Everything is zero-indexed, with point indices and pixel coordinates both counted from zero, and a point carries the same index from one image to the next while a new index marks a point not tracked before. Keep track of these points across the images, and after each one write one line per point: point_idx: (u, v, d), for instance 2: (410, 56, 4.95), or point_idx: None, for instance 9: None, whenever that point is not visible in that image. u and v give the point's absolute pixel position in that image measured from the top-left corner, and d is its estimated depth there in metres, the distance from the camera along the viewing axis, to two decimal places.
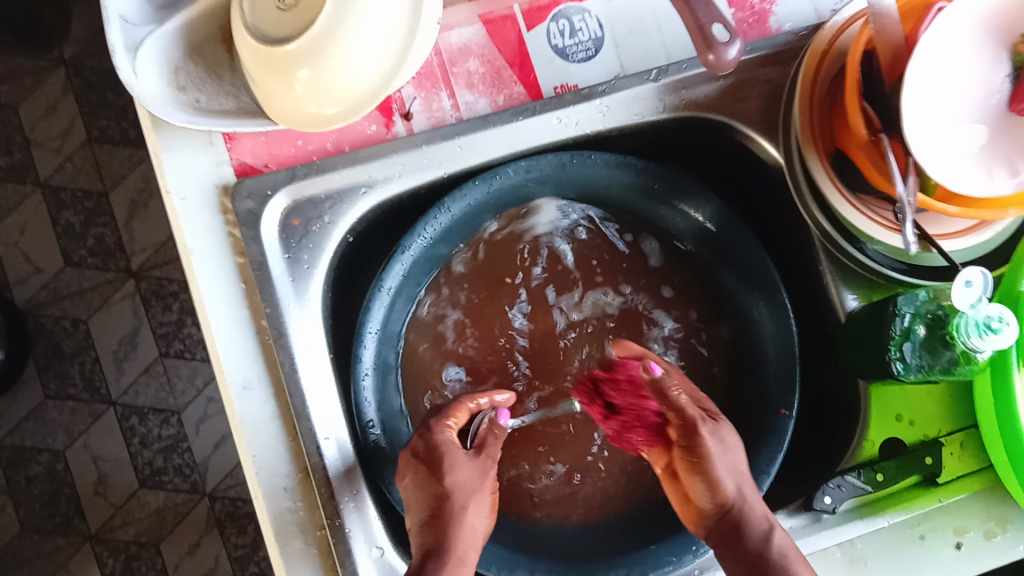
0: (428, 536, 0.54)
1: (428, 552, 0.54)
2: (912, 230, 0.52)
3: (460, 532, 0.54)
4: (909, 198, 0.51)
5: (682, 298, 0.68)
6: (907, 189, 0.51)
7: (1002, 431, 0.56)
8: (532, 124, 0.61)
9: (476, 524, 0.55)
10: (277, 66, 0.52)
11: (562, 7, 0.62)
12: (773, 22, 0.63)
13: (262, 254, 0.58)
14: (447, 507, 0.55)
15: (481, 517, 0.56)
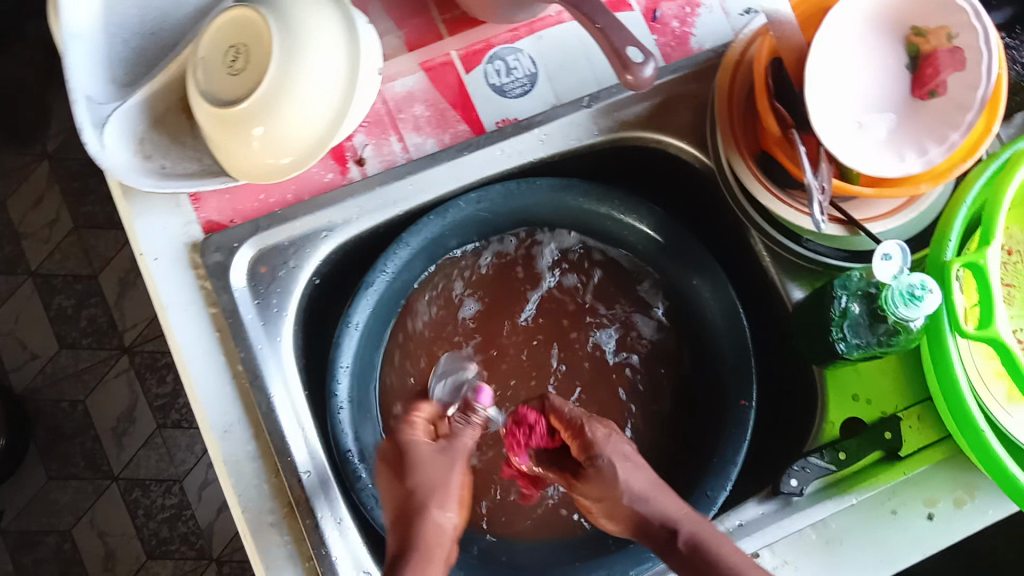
0: (397, 537, 0.54)
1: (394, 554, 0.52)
2: (821, 210, 0.56)
3: (425, 530, 0.53)
4: (822, 186, 0.56)
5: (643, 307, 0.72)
6: (820, 176, 0.56)
7: (947, 395, 0.60)
8: (476, 157, 0.65)
9: (442, 523, 0.54)
10: (233, 126, 0.57)
11: (496, 49, 0.67)
12: (694, 43, 0.68)
13: (233, 303, 0.61)
14: (414, 505, 0.55)
15: (447, 516, 0.55)
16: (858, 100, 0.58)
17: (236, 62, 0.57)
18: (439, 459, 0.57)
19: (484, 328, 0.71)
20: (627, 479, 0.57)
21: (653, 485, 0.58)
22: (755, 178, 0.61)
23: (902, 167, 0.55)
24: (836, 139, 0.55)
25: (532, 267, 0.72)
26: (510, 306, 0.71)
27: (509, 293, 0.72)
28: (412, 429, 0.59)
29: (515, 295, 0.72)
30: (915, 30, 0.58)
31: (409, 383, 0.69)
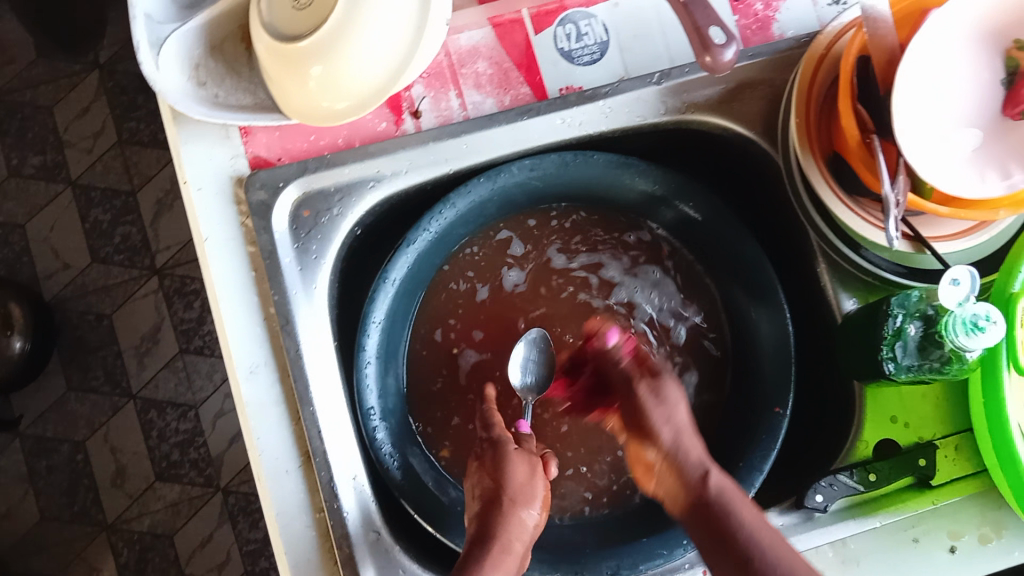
0: (477, 523, 0.52)
1: (474, 537, 0.51)
2: (896, 227, 0.53)
3: (509, 523, 0.51)
4: (898, 200, 0.53)
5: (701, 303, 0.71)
6: (896, 189, 0.53)
7: (991, 431, 0.57)
8: (535, 123, 0.63)
9: (525, 518, 0.52)
10: (292, 64, 0.55)
11: (569, 12, 0.64)
12: (776, 29, 0.64)
13: (273, 244, 0.60)
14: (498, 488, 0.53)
15: (531, 513, 0.53)
16: (952, 112, 0.54)
17: None
18: (523, 457, 0.56)
19: (513, 313, 0.69)
20: (674, 410, 0.56)
21: (680, 433, 0.56)
22: (824, 182, 0.58)
23: (986, 191, 0.52)
24: (919, 153, 0.52)
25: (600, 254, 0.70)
26: (544, 294, 0.69)
27: (542, 272, 0.70)
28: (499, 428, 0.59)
29: (546, 283, 0.70)
30: (1017, 43, 0.55)
31: (435, 343, 0.69)
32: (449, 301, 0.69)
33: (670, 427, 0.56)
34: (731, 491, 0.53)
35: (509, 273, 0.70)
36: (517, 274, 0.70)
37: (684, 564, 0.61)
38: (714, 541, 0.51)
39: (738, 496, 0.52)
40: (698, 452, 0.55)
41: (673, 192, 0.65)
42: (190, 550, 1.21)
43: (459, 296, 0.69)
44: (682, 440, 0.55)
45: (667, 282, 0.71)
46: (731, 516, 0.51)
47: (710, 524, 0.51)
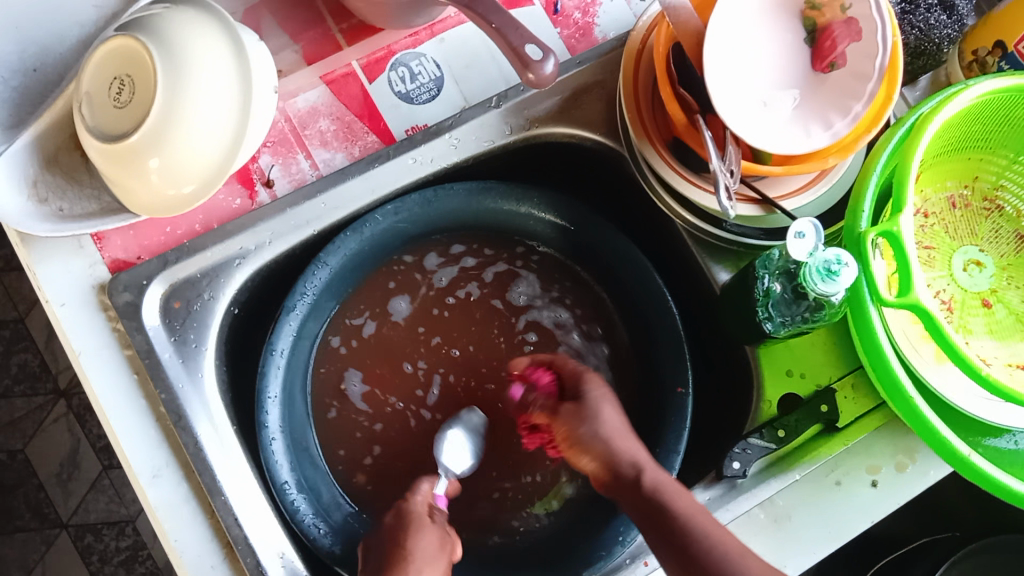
0: None
1: None
2: (726, 193, 0.55)
3: None
4: (731, 169, 0.56)
5: (586, 311, 0.72)
6: (727, 160, 0.55)
7: (874, 367, 0.60)
8: (387, 168, 0.64)
9: None
10: (128, 160, 0.55)
11: (398, 56, 0.66)
12: (598, 32, 0.68)
13: (148, 342, 0.59)
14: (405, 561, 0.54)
15: None
16: (766, 79, 0.57)
17: (122, 92, 0.55)
18: (433, 528, 0.58)
19: (409, 355, 0.69)
20: (605, 418, 0.57)
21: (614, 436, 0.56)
22: (670, 162, 0.60)
23: (811, 144, 0.55)
24: (742, 120, 0.55)
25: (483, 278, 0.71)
26: (427, 316, 0.70)
27: (429, 305, 0.70)
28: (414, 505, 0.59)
29: (429, 319, 0.70)
30: (809, 4, 0.58)
31: (338, 404, 0.67)
32: (343, 360, 0.68)
33: (600, 439, 0.56)
34: (674, 484, 0.54)
35: (396, 305, 0.70)
36: (403, 304, 0.70)
37: (625, 560, 0.61)
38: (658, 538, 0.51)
39: (680, 489, 0.53)
40: (630, 449, 0.56)
41: (536, 206, 0.67)
42: None
43: (355, 352, 0.68)
44: (614, 445, 0.56)
45: (558, 292, 0.72)
46: (673, 508, 0.52)
47: (659, 521, 0.52)
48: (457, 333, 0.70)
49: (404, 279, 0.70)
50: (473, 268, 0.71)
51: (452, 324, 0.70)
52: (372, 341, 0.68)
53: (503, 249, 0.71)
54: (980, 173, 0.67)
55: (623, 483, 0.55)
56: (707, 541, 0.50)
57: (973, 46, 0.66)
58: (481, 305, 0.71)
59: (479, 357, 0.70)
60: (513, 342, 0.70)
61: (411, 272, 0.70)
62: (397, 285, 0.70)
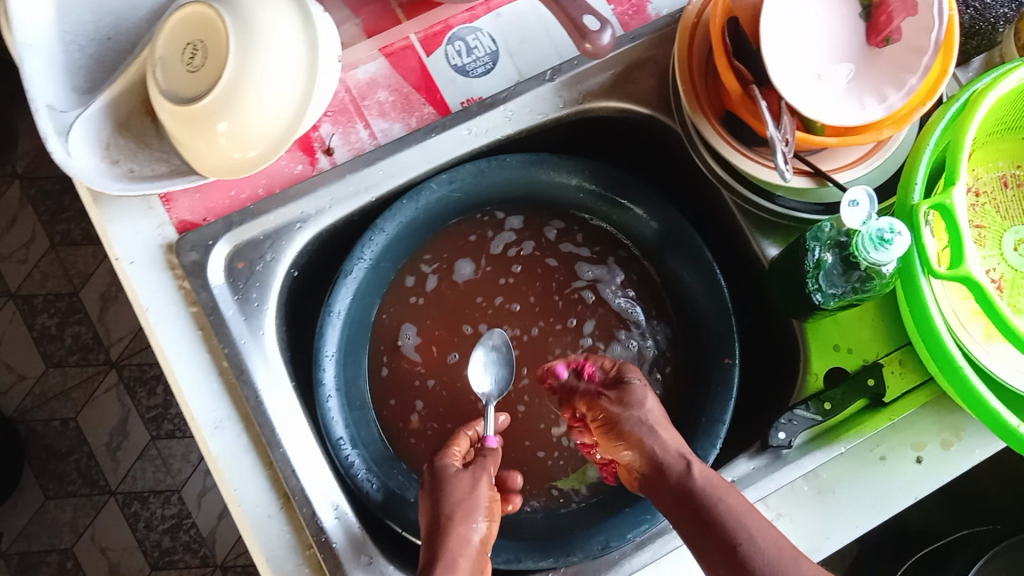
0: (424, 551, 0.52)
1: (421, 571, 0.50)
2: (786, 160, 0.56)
3: (450, 540, 0.51)
4: (786, 138, 0.56)
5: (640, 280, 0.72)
6: (783, 129, 0.56)
7: (922, 341, 0.60)
8: (444, 138, 0.66)
9: (467, 535, 0.52)
10: (198, 122, 0.57)
11: (455, 30, 0.68)
12: (652, 9, 0.70)
13: (213, 299, 0.61)
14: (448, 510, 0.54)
15: (471, 529, 0.53)
16: (821, 52, 0.58)
17: (194, 58, 0.57)
18: (466, 473, 0.57)
19: (459, 318, 0.70)
20: (649, 407, 0.57)
21: (655, 427, 0.55)
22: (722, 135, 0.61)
23: (864, 117, 0.56)
24: (797, 91, 0.55)
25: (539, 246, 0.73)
26: (485, 280, 0.71)
27: (485, 269, 0.72)
28: (450, 456, 0.59)
29: (482, 287, 0.71)
30: None
31: (390, 368, 0.69)
32: (395, 320, 0.70)
33: (643, 426, 0.55)
34: (717, 480, 0.52)
35: (460, 265, 0.72)
36: (467, 265, 0.72)
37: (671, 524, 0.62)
38: (698, 533, 0.49)
39: (724, 483, 0.51)
40: (672, 442, 0.54)
41: (587, 179, 0.68)
42: None
43: (410, 314, 0.70)
44: (658, 434, 0.55)
45: (613, 259, 0.73)
46: (717, 503, 0.49)
47: (699, 516, 0.50)
48: (517, 295, 0.71)
49: (461, 242, 0.72)
50: (528, 238, 0.73)
51: (510, 289, 0.71)
52: (426, 304, 0.70)
53: (555, 220, 0.73)
54: None
55: (662, 476, 0.53)
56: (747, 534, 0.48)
57: None
58: (544, 267, 0.72)
59: (539, 315, 0.71)
60: (574, 302, 0.72)
61: (469, 237, 0.72)
62: (452, 249, 0.71)
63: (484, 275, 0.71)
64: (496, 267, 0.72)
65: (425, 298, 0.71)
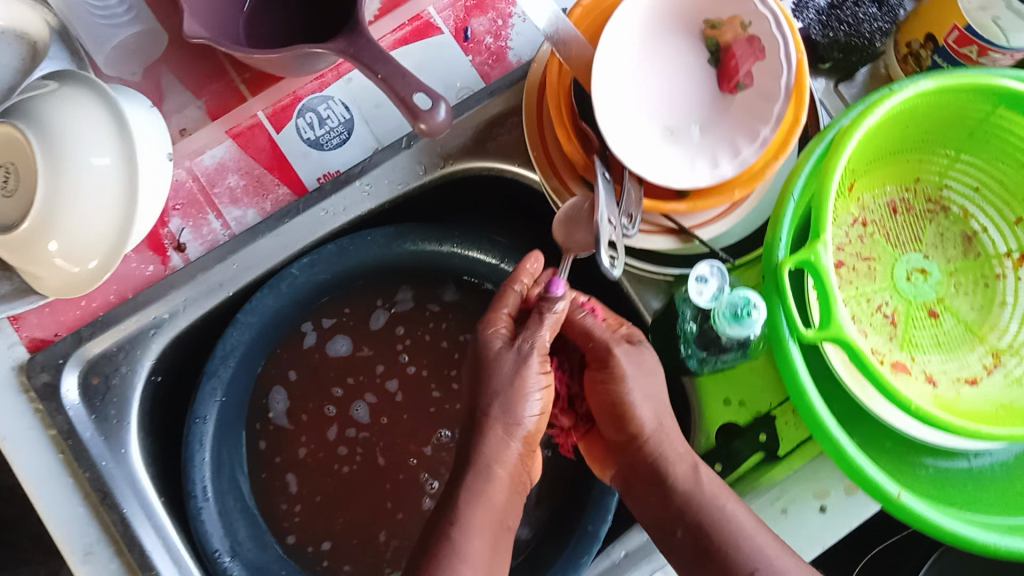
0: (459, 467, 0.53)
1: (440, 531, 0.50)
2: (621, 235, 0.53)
3: (486, 446, 0.52)
4: (630, 213, 0.52)
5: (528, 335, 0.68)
6: (624, 203, 0.52)
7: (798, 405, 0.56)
8: (299, 222, 0.63)
9: (499, 451, 0.52)
10: (27, 248, 0.55)
11: (305, 101, 0.64)
12: (512, 57, 0.66)
13: (69, 423, 0.59)
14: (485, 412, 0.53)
15: (507, 444, 0.53)
16: (666, 108, 0.55)
17: (8, 181, 0.56)
18: (509, 352, 0.54)
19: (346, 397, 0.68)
20: (654, 396, 0.57)
21: (663, 421, 0.57)
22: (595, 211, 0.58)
23: (715, 176, 0.51)
24: (638, 155, 0.52)
25: (426, 311, 0.70)
26: (370, 357, 0.69)
27: (371, 342, 0.69)
28: (495, 325, 0.56)
29: (359, 365, 0.69)
30: (708, 23, 0.54)
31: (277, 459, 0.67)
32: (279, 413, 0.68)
33: (649, 414, 0.57)
34: (719, 486, 0.55)
35: (337, 342, 0.69)
36: (345, 340, 0.69)
37: None
38: (662, 502, 0.56)
39: (728, 492, 0.55)
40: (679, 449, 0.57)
41: (457, 244, 0.64)
42: None
43: (290, 401, 0.68)
44: (663, 427, 0.57)
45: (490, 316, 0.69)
46: (716, 506, 0.54)
47: (680, 512, 0.55)
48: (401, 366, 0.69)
49: (338, 322, 0.69)
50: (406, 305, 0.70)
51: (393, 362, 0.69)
52: (306, 385, 0.68)
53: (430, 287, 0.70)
54: (922, 175, 0.64)
55: (653, 483, 0.57)
56: (719, 503, 0.54)
57: (906, 38, 0.63)
58: (437, 340, 0.70)
59: (427, 381, 0.69)
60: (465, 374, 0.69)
61: (356, 313, 0.69)
62: (336, 324, 0.69)
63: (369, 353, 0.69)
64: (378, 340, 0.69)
65: (302, 377, 0.68)
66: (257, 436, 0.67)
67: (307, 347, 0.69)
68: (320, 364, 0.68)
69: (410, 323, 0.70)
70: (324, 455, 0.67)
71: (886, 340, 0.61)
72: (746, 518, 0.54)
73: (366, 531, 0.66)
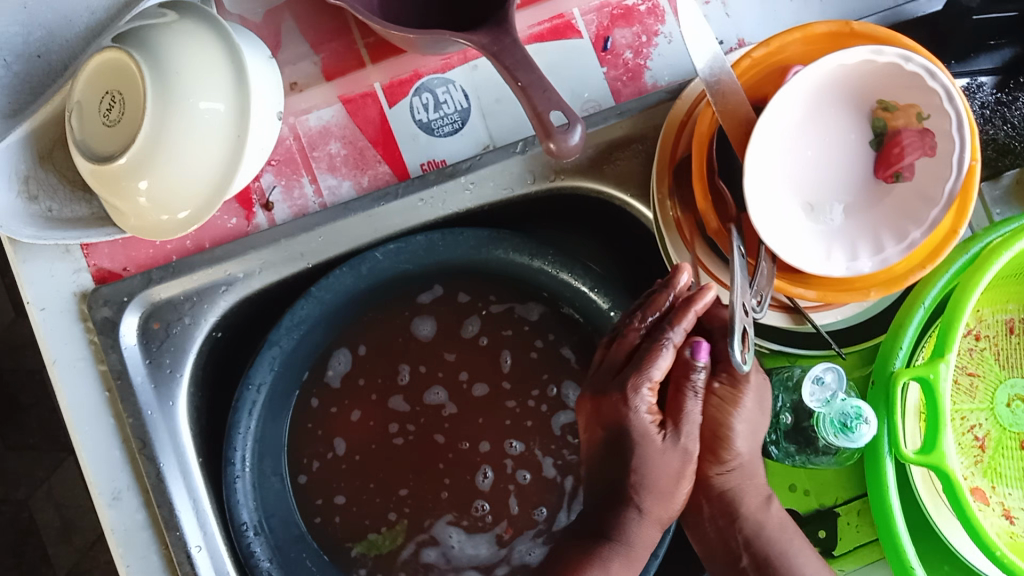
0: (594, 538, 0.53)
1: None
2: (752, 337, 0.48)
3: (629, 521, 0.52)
4: (760, 295, 0.48)
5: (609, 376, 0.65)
6: (758, 282, 0.48)
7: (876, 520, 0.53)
8: (396, 206, 0.60)
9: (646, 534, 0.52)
10: (116, 183, 0.51)
11: (425, 80, 0.60)
12: (648, 77, 0.63)
13: (122, 363, 0.57)
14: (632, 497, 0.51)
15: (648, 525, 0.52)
16: (813, 180, 0.51)
17: (112, 110, 0.51)
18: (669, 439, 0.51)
19: (396, 388, 0.65)
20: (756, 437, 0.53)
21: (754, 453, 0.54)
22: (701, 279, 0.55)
23: (851, 269, 0.47)
24: (777, 234, 0.47)
25: (501, 316, 0.66)
26: (434, 355, 0.66)
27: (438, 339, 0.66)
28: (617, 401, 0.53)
29: (435, 360, 0.66)
30: (881, 104, 0.49)
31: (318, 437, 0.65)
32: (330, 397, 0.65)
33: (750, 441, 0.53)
34: (787, 521, 0.55)
35: (420, 323, 0.66)
36: (428, 322, 0.66)
37: None
38: (725, 533, 0.56)
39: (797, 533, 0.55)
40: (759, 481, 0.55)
41: (549, 263, 0.61)
42: None
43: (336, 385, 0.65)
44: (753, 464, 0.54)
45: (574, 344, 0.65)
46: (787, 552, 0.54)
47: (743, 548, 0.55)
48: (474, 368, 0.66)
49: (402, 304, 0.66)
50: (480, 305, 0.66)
51: (465, 362, 0.66)
52: (366, 362, 0.66)
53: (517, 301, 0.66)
54: None
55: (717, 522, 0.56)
56: (786, 539, 0.54)
57: None
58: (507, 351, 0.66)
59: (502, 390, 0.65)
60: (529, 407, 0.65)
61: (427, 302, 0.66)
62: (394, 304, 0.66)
63: (437, 345, 0.66)
64: (452, 337, 0.66)
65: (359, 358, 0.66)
66: (310, 390, 0.65)
67: (374, 327, 0.66)
68: (383, 351, 0.66)
69: (491, 332, 0.66)
70: (365, 445, 0.65)
71: (970, 463, 0.58)
72: (813, 560, 0.54)
73: (381, 512, 0.64)
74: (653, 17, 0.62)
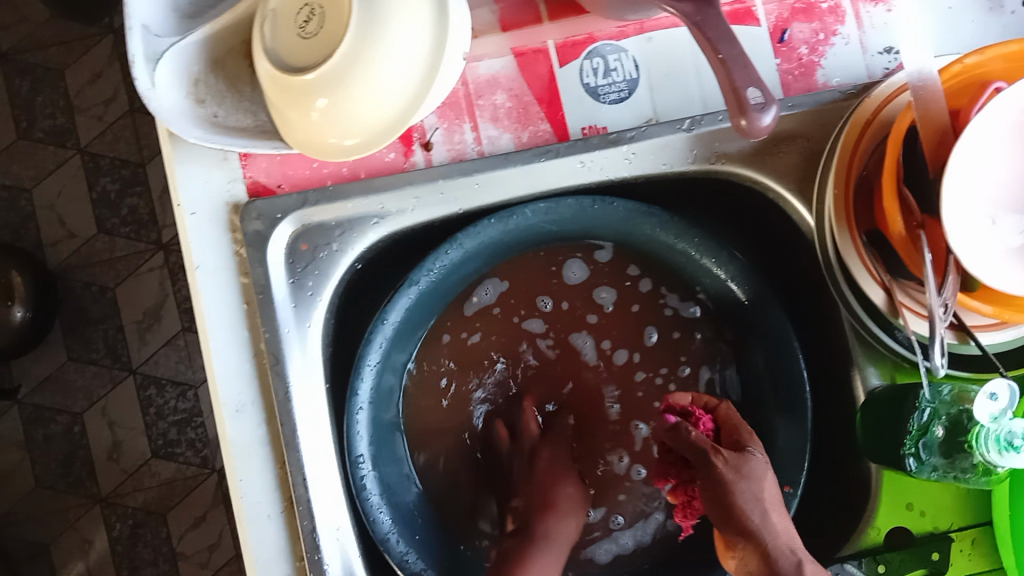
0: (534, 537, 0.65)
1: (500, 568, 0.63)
2: (940, 344, 0.51)
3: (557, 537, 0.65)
4: (944, 302, 0.50)
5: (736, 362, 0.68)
6: (942, 294, 0.50)
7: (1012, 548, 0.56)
8: (553, 165, 0.59)
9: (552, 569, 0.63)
10: (295, 94, 0.51)
11: (598, 45, 0.60)
12: (820, 75, 0.60)
13: (266, 279, 0.57)
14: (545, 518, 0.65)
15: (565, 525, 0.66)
16: (1001, 196, 0.50)
17: (309, 23, 0.50)
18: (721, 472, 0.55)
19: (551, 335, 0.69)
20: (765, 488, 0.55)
21: (769, 510, 0.54)
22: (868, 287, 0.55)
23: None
24: (967, 246, 0.47)
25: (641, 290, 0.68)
26: (575, 313, 0.68)
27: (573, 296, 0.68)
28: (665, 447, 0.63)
29: (580, 309, 0.68)
30: None
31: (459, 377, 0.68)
32: (479, 326, 0.68)
33: (755, 505, 0.54)
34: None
35: (572, 264, 0.67)
36: (581, 263, 0.67)
37: None
38: None
39: None
40: (783, 533, 0.53)
41: (694, 246, 0.61)
42: (182, 530, 1.20)
43: (478, 320, 0.68)
44: (769, 518, 0.54)
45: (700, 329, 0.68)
46: None
47: None
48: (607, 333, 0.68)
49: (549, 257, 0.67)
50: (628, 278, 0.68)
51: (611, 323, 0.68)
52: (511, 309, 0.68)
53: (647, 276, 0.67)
54: None
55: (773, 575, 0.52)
56: None
57: None
58: (631, 323, 0.68)
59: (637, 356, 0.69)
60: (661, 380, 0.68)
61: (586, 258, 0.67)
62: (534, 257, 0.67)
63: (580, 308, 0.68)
64: (591, 301, 0.68)
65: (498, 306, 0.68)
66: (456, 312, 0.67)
67: (517, 267, 0.67)
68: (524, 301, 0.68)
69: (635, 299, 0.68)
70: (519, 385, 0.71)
71: None
72: None
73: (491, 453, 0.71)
74: (834, 16, 0.61)
